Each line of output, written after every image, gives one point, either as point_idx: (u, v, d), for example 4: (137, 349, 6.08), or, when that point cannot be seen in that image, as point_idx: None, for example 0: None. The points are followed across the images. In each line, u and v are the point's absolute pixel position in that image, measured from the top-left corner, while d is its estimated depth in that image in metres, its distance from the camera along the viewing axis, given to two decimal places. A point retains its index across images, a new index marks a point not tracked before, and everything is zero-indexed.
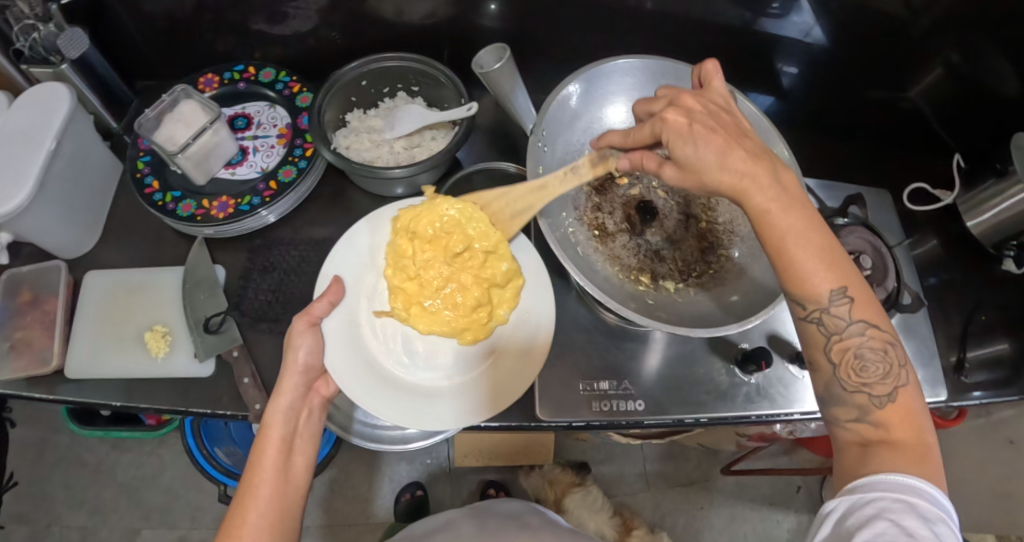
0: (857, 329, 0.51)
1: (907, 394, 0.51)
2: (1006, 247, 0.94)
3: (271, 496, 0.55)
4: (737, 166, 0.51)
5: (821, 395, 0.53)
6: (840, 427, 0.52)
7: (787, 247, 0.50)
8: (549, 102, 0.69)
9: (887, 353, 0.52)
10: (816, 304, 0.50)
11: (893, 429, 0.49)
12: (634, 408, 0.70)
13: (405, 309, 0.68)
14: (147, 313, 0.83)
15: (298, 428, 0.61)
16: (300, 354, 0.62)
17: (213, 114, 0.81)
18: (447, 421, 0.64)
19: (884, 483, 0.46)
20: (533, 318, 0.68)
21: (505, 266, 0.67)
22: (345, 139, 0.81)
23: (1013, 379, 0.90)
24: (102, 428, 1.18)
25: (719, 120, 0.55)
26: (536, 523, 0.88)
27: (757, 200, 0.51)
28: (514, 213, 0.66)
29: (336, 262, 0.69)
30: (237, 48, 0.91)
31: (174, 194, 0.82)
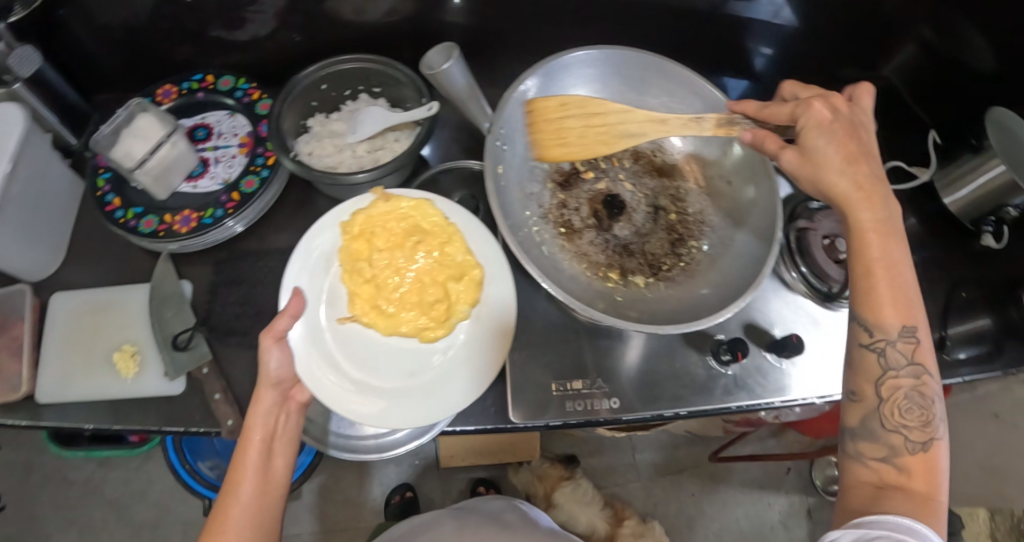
0: (911, 372, 0.53)
1: (939, 449, 0.52)
2: (985, 223, 0.95)
3: (253, 496, 0.57)
4: (855, 178, 0.56)
5: (854, 427, 0.55)
6: (861, 462, 0.54)
7: (873, 270, 0.54)
8: (504, 99, 0.66)
9: (931, 403, 0.54)
10: (883, 335, 0.53)
11: (913, 476, 0.51)
12: (610, 406, 0.69)
13: (365, 315, 0.67)
14: (116, 332, 0.81)
15: (278, 432, 0.61)
16: (272, 367, 0.60)
17: (170, 127, 0.80)
18: (414, 420, 0.62)
19: (891, 523, 0.47)
20: (491, 311, 0.67)
21: (460, 258, 0.68)
22: (306, 145, 0.79)
23: (995, 355, 0.90)
24: (85, 447, 1.16)
25: (857, 135, 0.58)
26: (518, 523, 0.87)
27: (862, 217, 0.55)
28: (626, 133, 0.65)
29: (294, 273, 0.67)
30: (196, 56, 0.89)
31: (136, 210, 0.80)
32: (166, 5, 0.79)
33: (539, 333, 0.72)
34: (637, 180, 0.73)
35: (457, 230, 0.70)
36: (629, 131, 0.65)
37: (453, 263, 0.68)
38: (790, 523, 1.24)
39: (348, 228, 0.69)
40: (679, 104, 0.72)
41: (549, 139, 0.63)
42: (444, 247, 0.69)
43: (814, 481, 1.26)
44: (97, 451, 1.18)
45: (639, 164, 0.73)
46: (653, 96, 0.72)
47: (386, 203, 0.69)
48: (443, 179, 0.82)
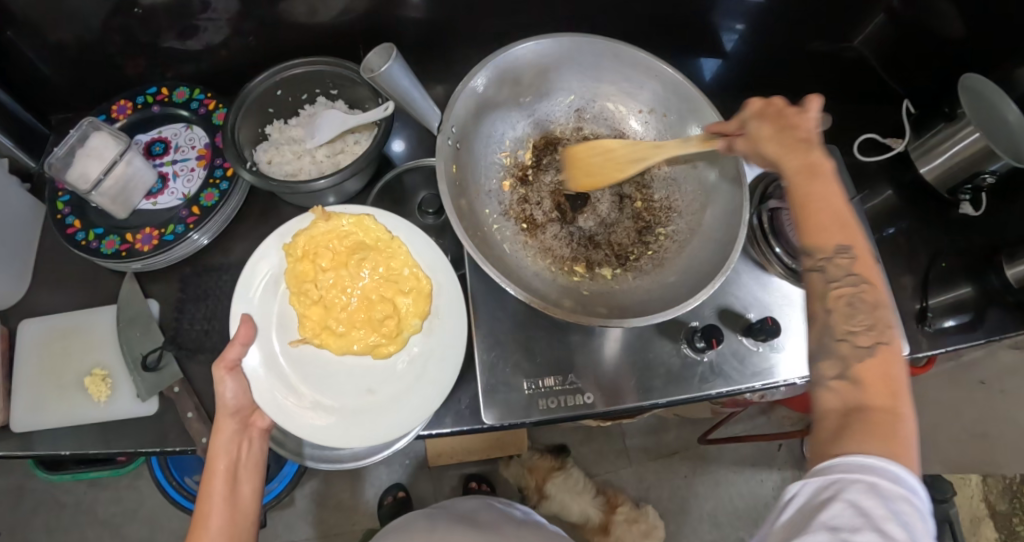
0: (852, 280, 0.51)
1: (889, 354, 0.49)
2: (961, 192, 0.93)
3: (221, 528, 0.60)
4: (781, 140, 0.57)
5: (813, 349, 0.52)
6: (824, 386, 0.50)
7: (808, 203, 0.53)
8: (453, 96, 0.63)
9: (879, 308, 0.51)
10: (823, 251, 0.52)
11: (868, 390, 0.48)
12: (583, 401, 0.69)
13: (316, 336, 0.66)
14: (84, 355, 0.79)
15: (242, 460, 0.64)
16: (228, 397, 0.63)
17: (123, 145, 0.78)
18: (380, 436, 0.64)
19: (845, 464, 0.45)
20: (443, 323, 0.67)
21: (407, 271, 0.68)
22: (265, 153, 0.77)
23: (975, 323, 0.89)
24: (72, 471, 1.15)
25: (791, 124, 0.57)
26: (488, 519, 0.89)
27: (792, 163, 0.55)
28: (633, 160, 0.64)
29: (241, 300, 0.66)
30: (150, 69, 0.86)
31: (96, 231, 0.79)
32: (115, 18, 0.77)
33: (512, 332, 0.71)
34: None
35: (400, 243, 0.69)
36: (632, 157, 0.64)
37: (400, 277, 0.68)
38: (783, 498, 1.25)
39: (291, 250, 0.67)
40: (637, 90, 0.70)
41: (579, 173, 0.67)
42: (389, 262, 0.68)
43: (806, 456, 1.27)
44: (84, 473, 1.17)
45: None
46: (609, 84, 0.71)
47: (326, 222, 0.68)
48: (407, 179, 0.80)
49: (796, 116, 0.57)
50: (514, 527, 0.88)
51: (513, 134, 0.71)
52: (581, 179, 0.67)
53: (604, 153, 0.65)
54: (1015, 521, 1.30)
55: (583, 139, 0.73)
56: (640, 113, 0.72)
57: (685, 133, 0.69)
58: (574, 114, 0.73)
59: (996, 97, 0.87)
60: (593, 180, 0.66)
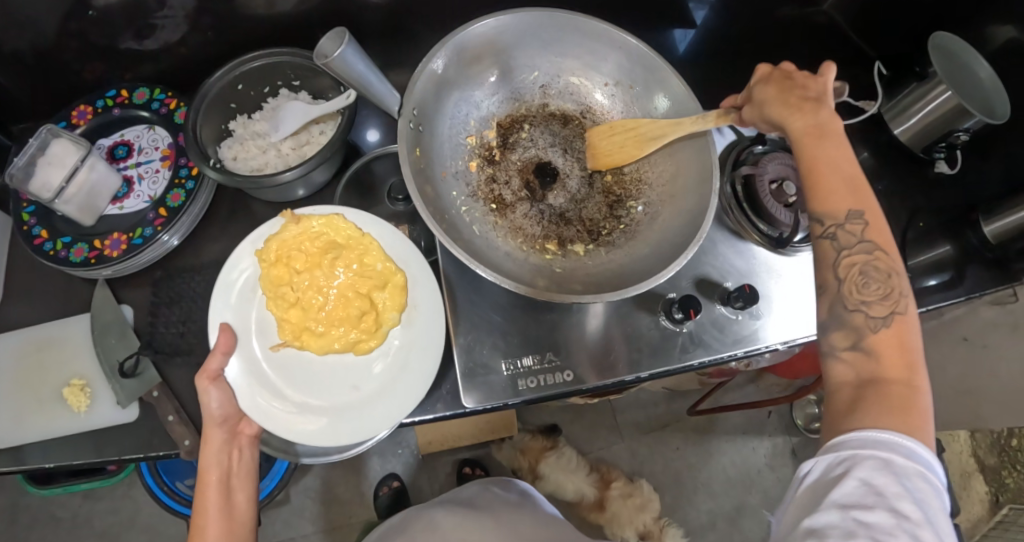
0: (865, 248, 0.54)
1: (903, 322, 0.52)
2: (936, 150, 0.93)
3: (220, 538, 0.61)
4: (788, 104, 0.58)
5: (825, 320, 0.55)
6: (836, 355, 0.53)
7: (815, 168, 0.56)
8: (412, 79, 0.62)
9: (890, 276, 0.54)
10: (833, 219, 0.54)
11: (882, 360, 0.50)
12: (564, 379, 0.69)
13: (296, 339, 0.65)
14: (60, 367, 0.78)
15: (234, 469, 0.65)
16: (214, 407, 0.63)
17: (84, 149, 0.76)
18: (367, 431, 0.64)
19: (857, 440, 0.47)
20: (422, 314, 0.66)
21: (380, 266, 0.67)
22: (229, 150, 0.76)
23: (956, 281, 0.90)
24: (62, 484, 1.13)
25: (800, 90, 0.58)
26: (491, 503, 0.90)
27: (796, 124, 0.57)
28: (650, 137, 0.63)
29: (217, 309, 0.65)
30: (108, 72, 0.84)
31: (64, 240, 0.77)
32: (70, 22, 0.75)
33: (492, 316, 0.70)
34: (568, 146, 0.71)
35: (372, 239, 0.67)
36: (650, 134, 0.63)
37: (375, 272, 0.66)
38: (776, 464, 1.26)
39: (264, 255, 0.65)
40: (600, 61, 0.70)
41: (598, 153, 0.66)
42: (363, 258, 0.67)
43: (796, 421, 1.28)
44: (75, 485, 1.16)
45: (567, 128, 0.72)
46: (572, 58, 0.70)
47: (297, 225, 0.66)
48: (377, 166, 0.79)
49: (803, 80, 0.58)
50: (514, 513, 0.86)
51: (477, 113, 0.70)
52: (599, 158, 0.67)
53: (624, 132, 0.64)
54: (1005, 474, 1.32)
55: (549, 116, 0.72)
56: (605, 86, 0.71)
57: (651, 103, 0.68)
58: (539, 91, 0.72)
59: (966, 55, 0.88)
60: (612, 160, 0.66)
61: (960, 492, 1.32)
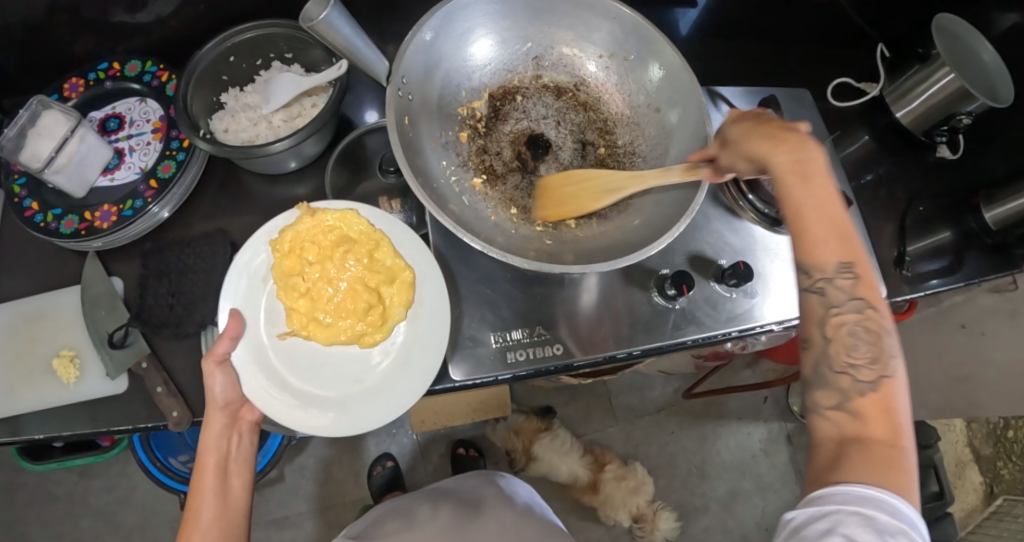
0: (854, 307, 0.51)
1: (891, 387, 0.49)
2: (937, 134, 0.93)
3: (212, 521, 0.62)
4: (764, 147, 0.54)
5: (810, 377, 0.53)
6: (819, 414, 0.51)
7: (802, 216, 0.52)
8: (403, 46, 0.61)
9: (881, 338, 0.51)
10: (822, 273, 0.52)
11: (868, 422, 0.48)
12: (554, 352, 0.68)
13: (303, 328, 0.64)
14: (51, 339, 0.77)
15: (232, 454, 0.65)
16: (217, 391, 0.63)
17: (74, 120, 0.75)
18: (363, 423, 0.61)
19: (841, 495, 0.45)
20: (429, 311, 0.65)
21: (389, 262, 0.65)
22: (221, 122, 0.75)
23: (955, 266, 0.89)
24: (57, 460, 1.13)
25: (774, 127, 0.55)
26: (487, 496, 0.86)
27: (780, 159, 0.53)
28: (609, 189, 0.61)
29: (226, 294, 0.63)
30: (100, 45, 0.83)
31: (55, 211, 0.77)
32: None
33: (482, 288, 0.70)
34: (562, 118, 0.70)
35: (383, 235, 0.66)
36: (607, 186, 0.61)
37: (383, 268, 0.65)
38: (771, 450, 1.26)
39: (277, 245, 0.64)
40: (593, 32, 0.69)
41: (549, 203, 0.62)
42: (373, 253, 0.65)
43: (792, 407, 1.27)
44: (70, 461, 1.16)
45: (561, 99, 0.71)
46: (565, 28, 0.69)
47: (311, 217, 0.65)
48: (370, 141, 0.77)
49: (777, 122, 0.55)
50: (511, 514, 0.82)
51: (468, 84, 0.69)
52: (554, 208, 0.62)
53: (578, 182, 0.61)
54: (1000, 464, 1.31)
55: (542, 87, 0.71)
56: (599, 57, 0.70)
57: (646, 74, 0.68)
58: (532, 62, 0.71)
59: (969, 36, 0.88)
60: (564, 210, 0.62)
61: (955, 481, 1.32)
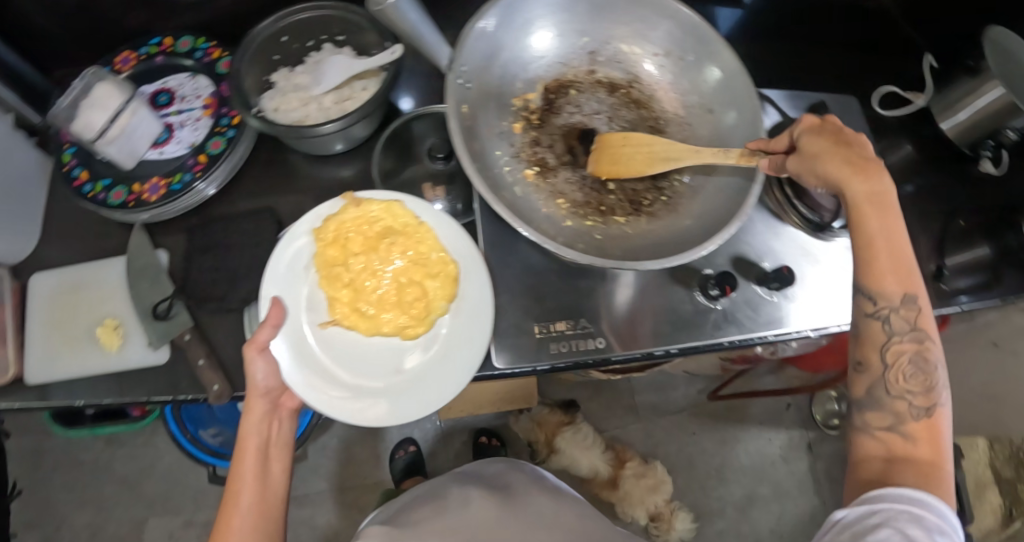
0: (914, 337, 0.55)
1: (941, 413, 0.54)
2: (983, 147, 0.91)
3: (253, 505, 0.62)
4: (840, 171, 0.56)
5: (861, 399, 0.57)
6: (869, 434, 0.56)
7: (874, 249, 0.56)
8: (464, 35, 0.63)
9: (934, 369, 0.55)
10: (886, 301, 0.56)
11: (918, 444, 0.53)
12: (596, 345, 0.68)
13: (345, 318, 0.65)
14: (97, 306, 0.79)
15: (273, 439, 0.66)
16: (259, 379, 0.62)
17: (128, 93, 0.76)
18: (405, 414, 0.62)
19: (892, 495, 0.51)
20: (472, 304, 0.65)
21: (435, 255, 0.66)
22: (271, 101, 0.74)
23: (992, 282, 0.87)
24: (88, 427, 1.16)
25: (855, 153, 0.57)
26: (521, 483, 0.86)
27: (859, 188, 0.56)
28: (666, 157, 0.62)
29: (270, 283, 0.64)
30: (151, 20, 0.85)
31: (104, 183, 0.78)
32: None
33: (524, 278, 0.70)
34: (614, 114, 0.70)
35: (429, 228, 0.66)
36: (664, 154, 0.62)
37: (429, 261, 0.66)
38: (790, 457, 1.25)
39: (321, 235, 0.65)
40: (650, 30, 0.69)
41: (604, 158, 0.64)
42: (418, 246, 0.66)
43: (815, 416, 1.27)
44: (101, 428, 1.18)
45: (614, 96, 0.70)
46: (622, 25, 0.69)
47: (356, 208, 0.65)
48: (416, 127, 0.78)
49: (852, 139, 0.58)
50: (547, 499, 0.81)
51: (525, 76, 0.69)
52: (603, 164, 0.64)
53: (637, 146, 0.63)
54: None
55: (596, 82, 0.71)
56: (655, 55, 0.70)
57: (701, 75, 0.68)
58: (587, 57, 0.71)
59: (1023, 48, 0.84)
60: (616, 169, 0.63)
61: None
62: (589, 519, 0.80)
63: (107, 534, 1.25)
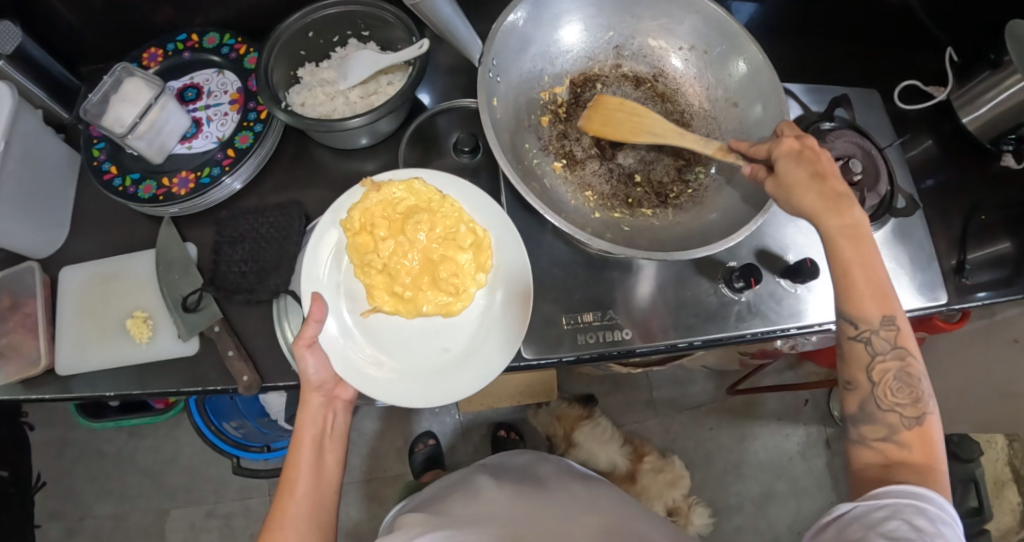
0: (897, 354, 0.55)
1: (932, 420, 0.54)
2: (1004, 141, 0.90)
3: (309, 493, 0.64)
4: (813, 205, 0.55)
5: (854, 412, 0.57)
6: (866, 445, 0.56)
7: (850, 276, 0.56)
8: (495, 30, 0.63)
9: (920, 381, 0.55)
10: (868, 324, 0.55)
11: (913, 450, 0.54)
12: (623, 337, 0.69)
13: (386, 304, 0.66)
14: (128, 298, 0.80)
15: (327, 430, 0.68)
16: (311, 373, 0.65)
17: (157, 88, 0.77)
18: (458, 391, 0.64)
19: (895, 491, 0.51)
20: (506, 272, 0.67)
21: (464, 228, 0.66)
22: (298, 96, 0.77)
23: (1013, 279, 0.87)
24: (112, 419, 1.18)
25: (827, 190, 0.55)
26: (550, 474, 0.87)
27: (833, 223, 0.55)
28: (653, 133, 0.63)
29: (309, 279, 0.65)
30: (178, 17, 0.86)
31: (133, 177, 0.79)
32: None
33: (548, 270, 0.71)
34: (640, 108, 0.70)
35: (454, 201, 0.67)
36: (655, 130, 0.63)
37: (458, 235, 0.66)
38: (808, 453, 1.25)
39: (348, 225, 0.65)
40: (676, 25, 0.69)
41: (596, 116, 0.65)
42: (445, 222, 0.66)
43: (833, 412, 1.27)
44: (124, 420, 1.20)
45: (640, 90, 0.71)
46: (649, 19, 0.70)
47: (378, 192, 0.65)
48: (440, 122, 0.79)
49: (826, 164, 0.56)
50: (580, 485, 0.84)
51: (551, 70, 0.70)
52: (595, 122, 0.65)
53: (630, 112, 0.64)
54: None
55: (621, 77, 0.71)
56: (681, 50, 0.70)
57: (727, 69, 0.68)
58: (613, 51, 0.71)
59: None
60: (605, 129, 0.65)
61: None
62: (627, 506, 0.81)
63: (131, 524, 1.27)
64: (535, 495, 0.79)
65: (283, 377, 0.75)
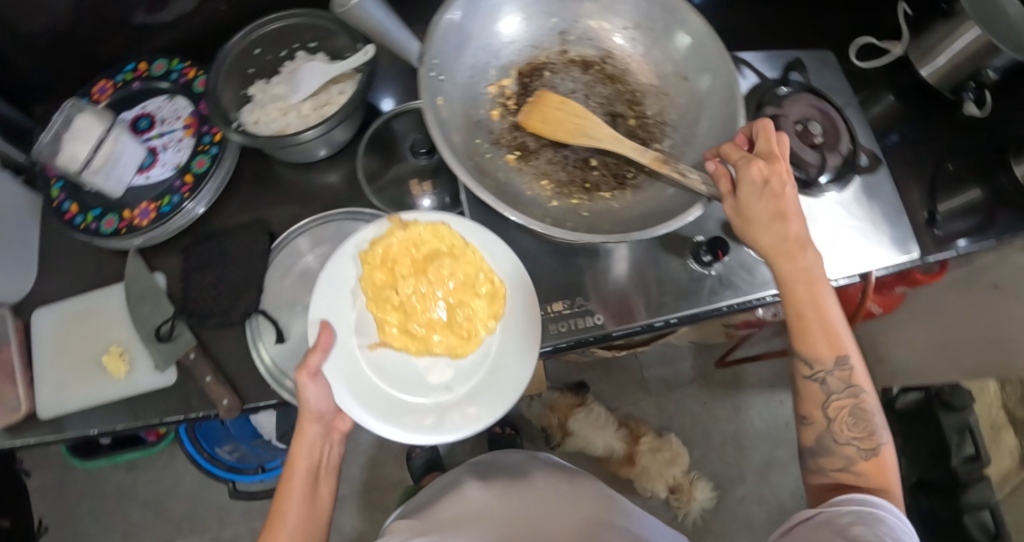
0: (850, 393, 0.58)
1: (885, 452, 0.58)
2: (964, 90, 0.90)
3: (300, 524, 0.64)
4: (768, 241, 0.58)
5: (813, 445, 0.60)
6: (824, 473, 0.60)
7: (804, 317, 0.58)
8: (433, 28, 0.63)
9: (873, 415, 0.58)
10: (822, 366, 0.58)
11: (868, 478, 0.57)
12: (595, 323, 0.69)
13: (397, 341, 0.66)
14: (102, 334, 0.80)
15: (322, 463, 0.67)
16: (312, 403, 0.63)
17: (109, 122, 0.77)
18: (455, 434, 0.64)
19: (858, 499, 0.54)
20: (514, 321, 0.67)
21: (482, 275, 0.67)
22: (250, 114, 0.75)
23: (986, 225, 0.87)
24: (106, 456, 1.17)
25: (782, 237, 0.57)
26: (538, 473, 0.85)
27: (785, 267, 0.58)
28: (590, 134, 0.64)
29: (319, 305, 0.64)
30: (125, 47, 0.85)
31: (94, 213, 0.78)
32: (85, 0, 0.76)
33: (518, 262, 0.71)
34: (590, 91, 0.70)
35: (475, 250, 0.67)
36: (595, 132, 0.64)
37: (475, 281, 0.67)
38: None
39: (368, 258, 0.65)
40: (617, 5, 0.69)
41: (534, 112, 0.65)
42: (465, 267, 0.67)
43: None
44: (119, 456, 1.19)
45: (589, 73, 0.70)
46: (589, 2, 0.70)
47: (403, 230, 0.66)
48: (396, 125, 0.79)
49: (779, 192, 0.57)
50: (562, 482, 0.83)
51: (496, 63, 0.69)
52: (533, 117, 0.65)
53: (569, 112, 0.64)
54: None
55: (569, 62, 0.71)
56: (625, 29, 0.70)
57: (672, 43, 0.68)
58: (558, 38, 0.71)
59: None
60: (542, 127, 0.65)
61: None
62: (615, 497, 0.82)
63: None
64: (527, 492, 0.79)
65: (264, 397, 0.75)
